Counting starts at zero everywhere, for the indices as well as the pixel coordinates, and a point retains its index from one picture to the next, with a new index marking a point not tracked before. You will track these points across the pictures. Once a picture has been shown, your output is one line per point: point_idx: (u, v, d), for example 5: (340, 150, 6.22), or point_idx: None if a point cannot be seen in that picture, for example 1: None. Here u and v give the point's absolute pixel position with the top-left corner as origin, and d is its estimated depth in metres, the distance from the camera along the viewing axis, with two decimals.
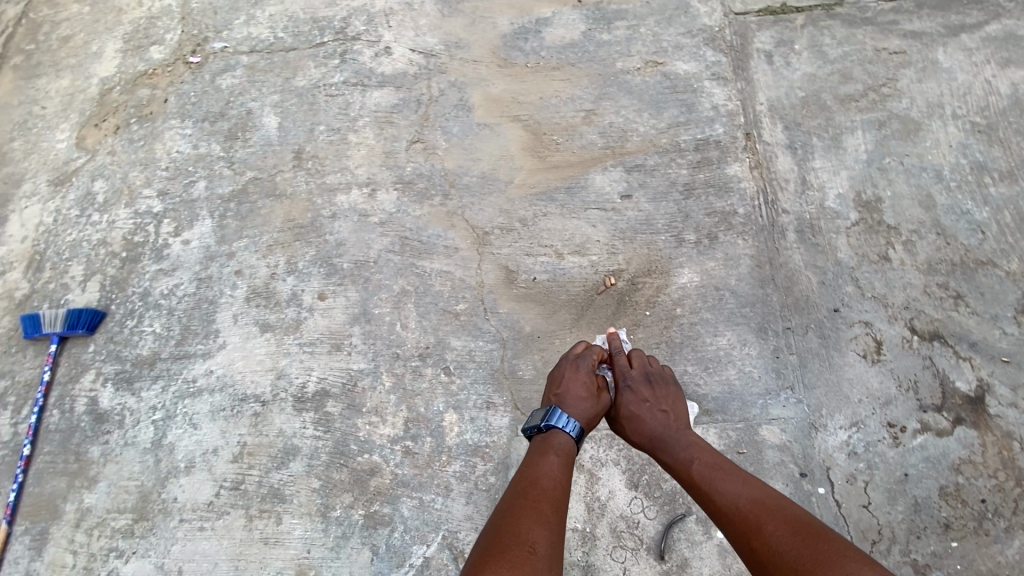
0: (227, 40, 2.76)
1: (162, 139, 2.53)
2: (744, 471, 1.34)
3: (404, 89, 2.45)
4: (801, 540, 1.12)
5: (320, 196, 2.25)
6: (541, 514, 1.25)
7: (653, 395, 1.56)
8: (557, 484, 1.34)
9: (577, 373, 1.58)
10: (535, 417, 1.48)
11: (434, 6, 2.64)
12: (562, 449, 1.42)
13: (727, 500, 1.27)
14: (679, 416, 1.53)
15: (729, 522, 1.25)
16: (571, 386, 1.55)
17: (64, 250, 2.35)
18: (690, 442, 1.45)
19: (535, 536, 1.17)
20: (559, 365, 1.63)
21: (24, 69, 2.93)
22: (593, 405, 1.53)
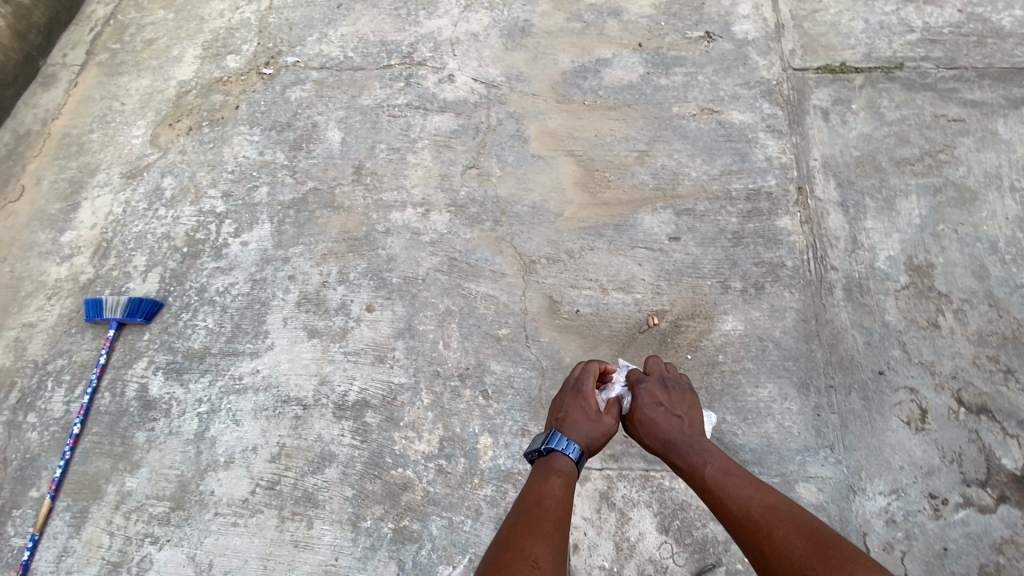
0: (299, 55, 2.90)
1: (230, 143, 2.66)
2: (759, 479, 1.31)
3: (464, 116, 2.54)
4: (813, 544, 1.09)
5: (376, 212, 2.35)
6: (546, 532, 1.20)
7: (668, 400, 1.55)
8: (561, 503, 1.29)
9: (579, 396, 1.55)
10: (535, 440, 1.45)
11: (499, 38, 2.75)
12: (562, 470, 1.37)
13: (739, 504, 1.25)
14: (694, 421, 1.51)
15: (740, 525, 1.22)
16: (573, 410, 1.52)
17: (130, 240, 2.47)
18: (703, 447, 1.43)
19: (539, 552, 1.13)
20: (560, 391, 1.61)
21: (108, 66, 3.12)
22: (596, 427, 1.48)
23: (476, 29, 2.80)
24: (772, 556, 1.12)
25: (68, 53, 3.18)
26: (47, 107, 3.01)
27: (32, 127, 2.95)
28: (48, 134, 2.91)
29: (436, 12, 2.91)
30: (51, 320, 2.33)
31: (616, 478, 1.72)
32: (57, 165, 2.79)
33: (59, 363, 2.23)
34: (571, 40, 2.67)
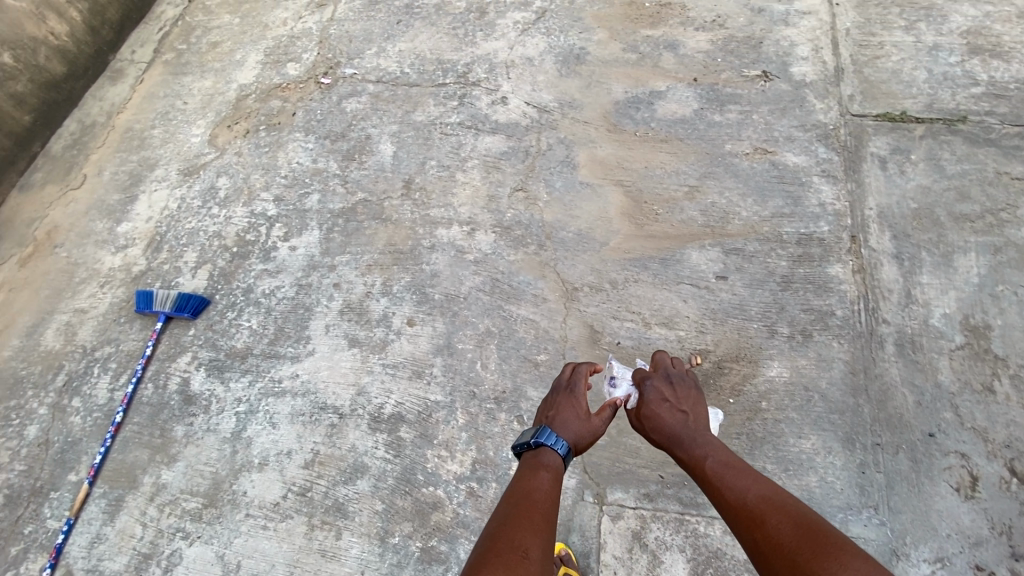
0: (357, 68, 2.98)
1: (285, 148, 2.73)
2: (755, 470, 1.37)
3: (515, 138, 2.57)
4: (805, 533, 1.15)
5: (422, 227, 2.38)
6: (534, 525, 1.26)
7: (673, 395, 1.60)
8: (550, 498, 1.35)
9: (570, 399, 1.61)
10: (525, 434, 1.50)
11: (554, 64, 2.78)
12: (551, 467, 1.42)
13: (735, 494, 1.31)
14: (698, 416, 1.55)
15: (735, 514, 1.28)
16: (564, 411, 1.58)
17: (182, 235, 2.54)
18: (704, 439, 1.49)
19: (528, 544, 1.19)
20: (550, 394, 1.67)
21: (174, 65, 3.24)
22: (584, 427, 1.53)
23: (531, 53, 2.85)
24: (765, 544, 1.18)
25: (136, 50, 3.31)
26: (113, 100, 3.13)
27: (98, 119, 3.07)
28: (112, 127, 3.03)
29: (493, 34, 2.96)
30: (102, 308, 2.41)
31: (650, 519, 1.70)
32: (118, 157, 2.90)
33: (106, 350, 2.29)
34: (626, 71, 2.69)
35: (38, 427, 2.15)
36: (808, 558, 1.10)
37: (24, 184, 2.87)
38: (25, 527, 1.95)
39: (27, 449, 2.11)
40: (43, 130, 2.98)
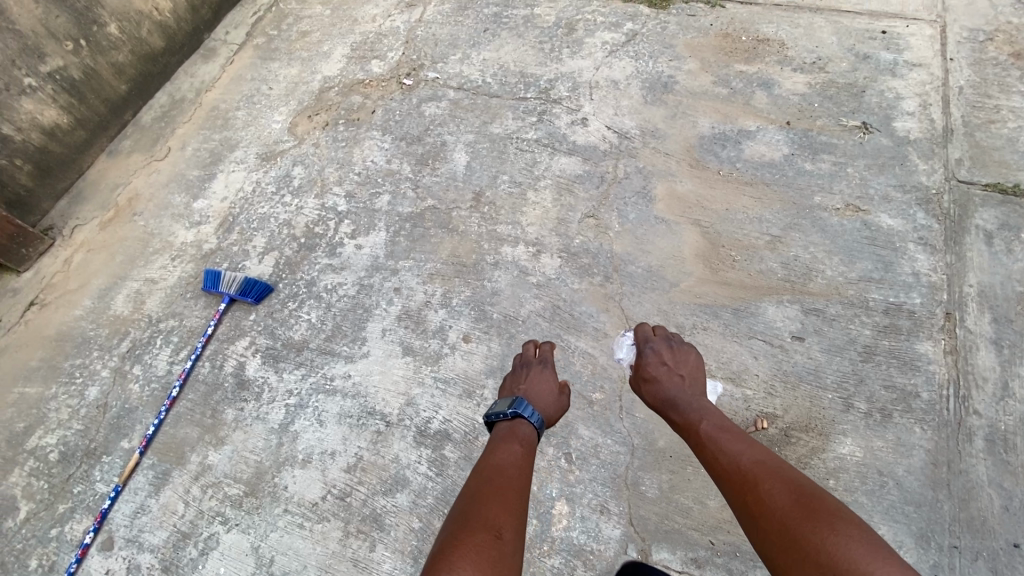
0: (440, 72, 2.99)
1: (362, 145, 2.76)
2: (752, 439, 1.45)
3: (591, 162, 2.51)
4: (795, 496, 1.22)
5: (488, 242, 2.36)
6: (507, 504, 1.35)
7: (672, 362, 1.76)
8: (521, 471, 1.47)
9: (540, 375, 1.81)
10: (503, 405, 1.66)
11: (639, 90, 2.71)
12: (524, 436, 1.60)
13: (730, 459, 1.40)
14: (694, 383, 1.70)
15: (730, 477, 1.37)
16: (534, 386, 1.78)
17: (253, 219, 2.60)
18: (704, 408, 1.60)
19: (502, 522, 1.28)
20: (519, 368, 1.86)
21: (264, 50, 3.33)
22: (553, 401, 1.75)
23: (617, 76, 2.78)
24: (755, 505, 1.26)
25: (230, 32, 3.42)
26: (203, 78, 3.24)
27: (187, 95, 3.18)
28: (199, 104, 3.13)
29: (579, 53, 2.92)
30: (171, 281, 2.48)
31: None
32: (202, 133, 3.00)
33: (170, 323, 2.36)
34: (715, 105, 2.59)
35: (99, 389, 2.24)
36: (797, 519, 1.17)
37: (112, 150, 2.99)
38: (77, 486, 2.03)
39: (87, 410, 2.19)
40: (136, 100, 3.09)
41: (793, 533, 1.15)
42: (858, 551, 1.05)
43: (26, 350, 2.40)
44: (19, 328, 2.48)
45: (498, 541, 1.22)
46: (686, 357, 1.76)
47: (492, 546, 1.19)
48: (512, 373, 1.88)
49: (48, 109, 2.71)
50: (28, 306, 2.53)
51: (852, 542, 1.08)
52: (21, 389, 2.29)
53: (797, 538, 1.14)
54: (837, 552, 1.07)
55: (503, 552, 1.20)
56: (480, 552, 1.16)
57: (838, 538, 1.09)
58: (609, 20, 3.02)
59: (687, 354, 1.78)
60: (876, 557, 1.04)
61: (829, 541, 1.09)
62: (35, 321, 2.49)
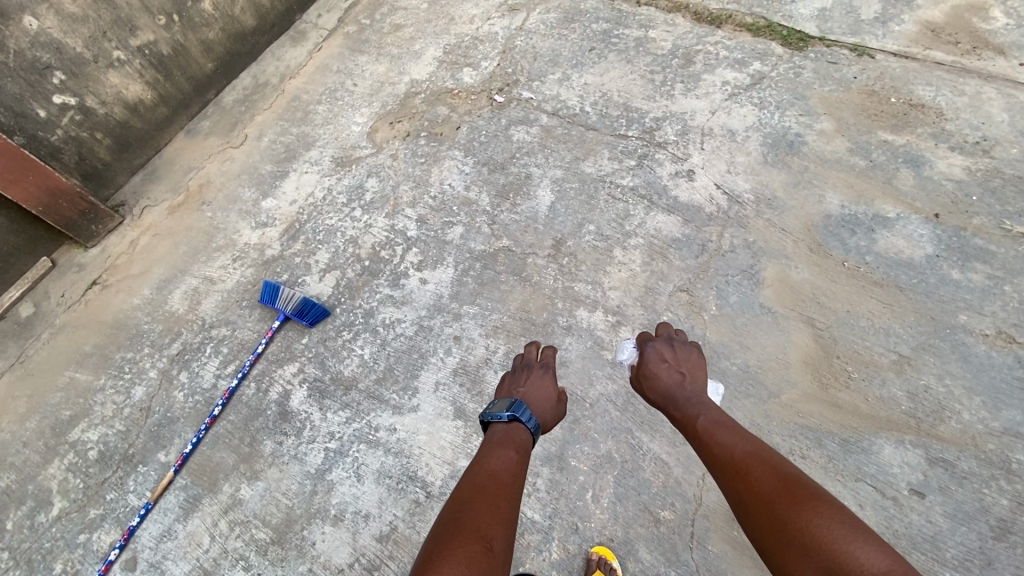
0: (535, 92, 2.74)
1: (441, 165, 2.58)
2: (744, 429, 1.43)
3: (692, 225, 2.22)
4: (782, 481, 1.22)
5: (563, 301, 2.12)
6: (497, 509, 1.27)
7: (672, 359, 1.70)
8: (513, 476, 1.40)
9: (540, 379, 1.74)
10: (500, 407, 1.57)
11: (759, 146, 2.38)
12: (519, 442, 1.51)
13: (723, 450, 1.39)
14: (694, 380, 1.64)
15: (722, 467, 1.36)
16: (533, 389, 1.70)
17: (320, 230, 2.47)
18: (701, 401, 1.58)
19: (493, 533, 1.19)
20: (520, 370, 1.79)
21: (353, 40, 3.16)
22: (552, 408, 1.67)
23: (735, 125, 2.45)
24: (747, 494, 1.25)
25: (323, 16, 3.29)
26: (289, 62, 3.12)
27: (271, 79, 3.07)
28: (282, 91, 3.02)
29: (694, 90, 2.59)
30: (229, 284, 2.39)
31: None
32: (280, 124, 2.88)
33: (222, 332, 2.27)
34: (849, 178, 2.23)
35: (145, 390, 2.18)
36: (784, 505, 1.17)
37: (191, 129, 2.92)
38: (110, 493, 1.98)
39: (130, 411, 2.14)
40: (220, 79, 3.01)
41: (781, 521, 1.14)
42: (841, 532, 1.05)
43: (82, 333, 2.38)
44: (78, 307, 2.46)
45: (489, 551, 1.14)
46: (685, 354, 1.70)
47: (483, 558, 1.10)
48: (511, 374, 1.81)
49: (133, 84, 2.64)
50: (90, 285, 2.51)
51: (839, 527, 1.08)
52: (73, 374, 2.27)
53: (783, 524, 1.13)
54: (823, 537, 1.07)
55: (494, 563, 1.12)
56: (471, 563, 1.08)
57: (824, 524, 1.08)
58: (733, 55, 2.68)
59: (686, 352, 1.71)
60: (861, 540, 1.04)
61: (815, 526, 1.09)
62: (95, 302, 2.46)
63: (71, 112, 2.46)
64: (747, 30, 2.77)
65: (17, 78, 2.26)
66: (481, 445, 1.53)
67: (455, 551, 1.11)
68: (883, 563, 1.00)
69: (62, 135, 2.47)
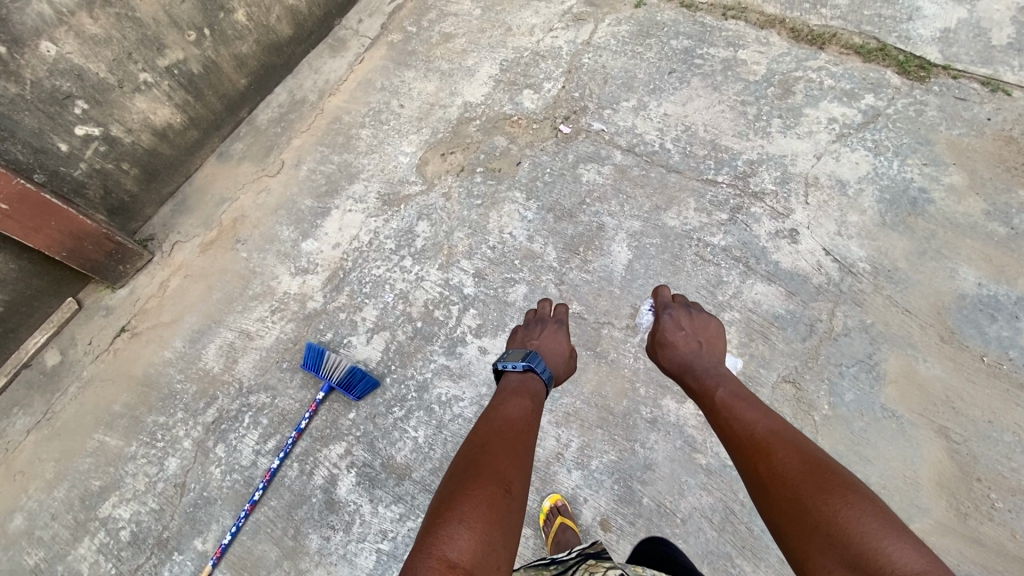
0: (607, 123, 2.41)
1: (500, 209, 2.30)
2: (766, 407, 1.36)
3: (797, 298, 1.91)
4: (808, 466, 1.13)
5: (646, 386, 1.85)
6: (516, 457, 1.26)
7: (690, 327, 1.69)
8: (529, 424, 1.40)
9: (555, 333, 1.76)
10: (515, 357, 1.61)
11: (874, 202, 2.05)
12: (534, 392, 1.54)
13: (746, 429, 1.31)
14: (710, 350, 1.63)
15: (743, 446, 1.28)
16: (547, 343, 1.73)
17: (366, 282, 2.23)
18: (718, 371, 1.56)
19: (512, 479, 1.19)
20: (534, 324, 1.81)
21: (399, 51, 2.86)
22: (566, 362, 1.70)
23: (845, 174, 2.11)
24: (768, 476, 1.17)
25: (363, 21, 2.98)
26: (328, 76, 2.85)
27: (309, 95, 2.80)
28: (321, 110, 2.75)
29: (794, 128, 2.25)
30: (267, 341, 2.17)
31: None
32: (319, 150, 2.62)
33: (261, 399, 2.06)
34: (986, 250, 1.91)
35: (178, 462, 1.99)
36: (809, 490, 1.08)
37: (223, 152, 2.68)
38: None
39: (164, 486, 1.96)
40: (253, 96, 2.74)
41: (803, 506, 1.06)
42: (870, 524, 0.96)
43: (111, 389, 2.19)
44: (106, 357, 2.27)
45: (508, 497, 1.14)
46: (701, 322, 1.70)
47: (502, 501, 1.11)
48: (524, 329, 1.83)
49: (161, 107, 2.39)
50: (119, 333, 2.31)
51: (868, 517, 0.98)
52: (102, 437, 2.09)
53: (804, 509, 1.05)
54: (850, 528, 0.97)
55: (511, 507, 1.12)
56: (490, 508, 1.09)
57: (852, 514, 0.99)
58: (841, 86, 2.31)
59: (703, 321, 1.71)
60: (893, 535, 0.94)
61: (842, 515, 1.00)
62: (124, 352, 2.27)
63: (95, 143, 2.23)
64: (856, 54, 2.40)
65: (35, 110, 2.03)
66: (497, 391, 1.56)
67: (474, 493, 1.11)
68: (915, 560, 0.90)
69: (86, 169, 2.25)
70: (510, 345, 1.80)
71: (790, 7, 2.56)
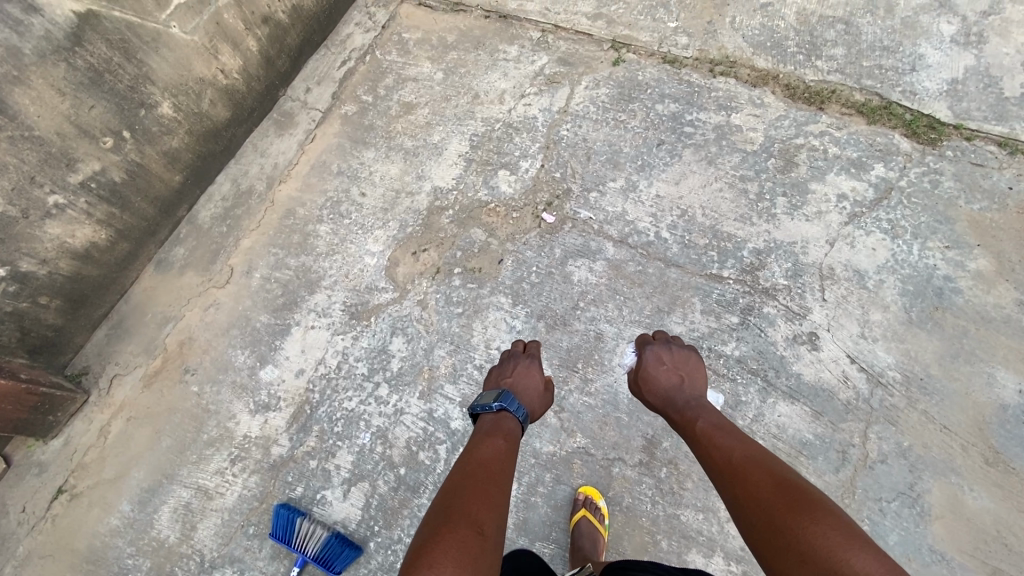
0: (594, 209, 2.18)
1: (483, 319, 2.04)
2: (743, 432, 1.41)
3: (825, 420, 1.72)
4: (779, 486, 1.19)
5: (668, 538, 1.67)
6: (489, 499, 1.27)
7: (671, 361, 1.67)
8: (502, 464, 1.40)
9: (529, 369, 1.73)
10: (487, 398, 1.58)
11: (898, 296, 1.85)
12: (508, 432, 1.52)
13: (721, 452, 1.35)
14: (693, 384, 1.61)
15: (720, 470, 1.33)
16: (520, 379, 1.70)
17: (337, 418, 1.95)
18: (699, 403, 1.56)
19: (486, 519, 1.20)
20: (506, 361, 1.77)
21: (355, 126, 2.56)
22: (541, 397, 1.67)
23: (862, 263, 1.91)
24: (743, 497, 1.22)
25: (312, 90, 2.67)
26: (277, 159, 2.53)
27: (256, 183, 2.48)
28: (271, 202, 2.43)
29: (802, 208, 2.04)
30: (229, 501, 1.91)
31: None
32: (272, 253, 2.31)
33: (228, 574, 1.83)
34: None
35: None
36: (781, 511, 1.13)
37: (162, 260, 2.37)
38: None
39: None
40: (192, 190, 2.42)
41: (777, 526, 1.11)
42: (838, 540, 1.02)
43: (52, 568, 1.91)
44: (43, 528, 1.96)
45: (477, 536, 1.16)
46: (683, 355, 1.67)
47: (474, 541, 1.13)
48: (498, 366, 1.79)
49: (80, 228, 2.06)
50: (54, 496, 2.00)
51: (837, 534, 1.05)
52: None
53: (780, 529, 1.10)
54: (822, 546, 1.04)
55: (485, 547, 1.14)
56: (463, 548, 1.10)
57: (821, 532, 1.05)
58: (847, 154, 2.11)
59: (684, 354, 1.69)
60: (859, 550, 1.01)
61: (812, 534, 1.05)
62: (63, 520, 1.97)
63: (2, 285, 1.90)
64: (858, 113, 2.19)
65: None
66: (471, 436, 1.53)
67: (450, 535, 1.13)
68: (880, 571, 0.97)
69: None
70: (486, 385, 1.76)
71: (782, 60, 2.35)
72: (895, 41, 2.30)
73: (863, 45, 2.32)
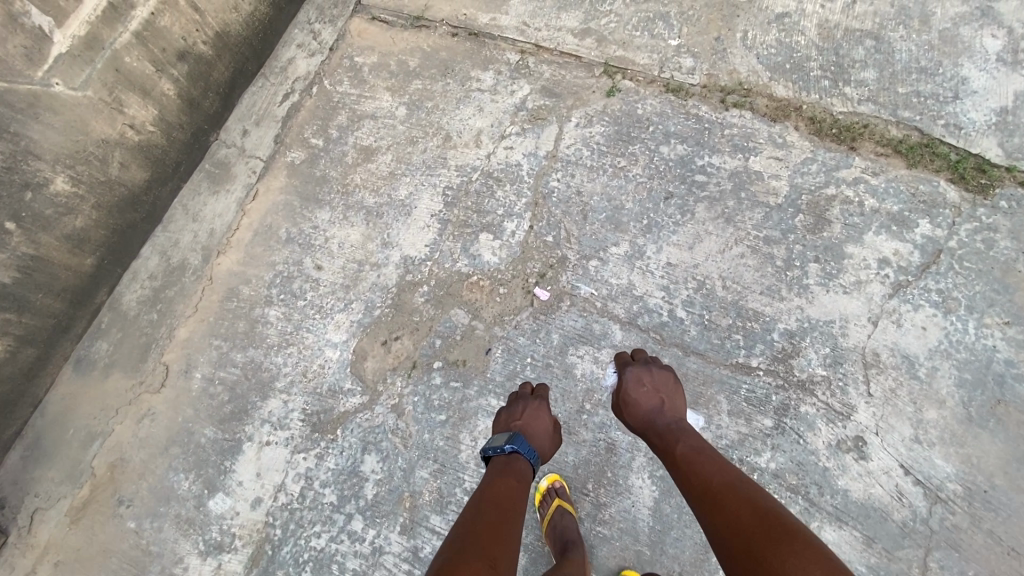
0: (595, 282, 1.84)
1: (472, 428, 1.72)
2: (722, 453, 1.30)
3: (878, 547, 1.51)
4: (757, 512, 1.11)
5: None
6: (498, 540, 1.14)
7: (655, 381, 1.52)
8: (515, 504, 1.27)
9: (538, 409, 1.55)
10: (497, 439, 1.44)
11: (954, 386, 1.60)
12: (521, 474, 1.37)
13: (697, 474, 1.25)
14: (674, 407, 1.45)
15: (696, 493, 1.23)
16: (532, 421, 1.52)
17: (305, 561, 1.67)
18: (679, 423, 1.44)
19: (496, 557, 1.08)
20: (513, 402, 1.61)
21: (304, 177, 2.13)
22: (553, 439, 1.52)
23: (911, 347, 1.65)
24: (720, 524, 1.13)
25: (249, 131, 2.20)
26: (211, 223, 2.10)
27: (189, 256, 2.07)
28: (208, 280, 2.03)
29: (838, 278, 1.74)
30: None
31: None
32: (214, 346, 1.94)
33: None
34: None
35: None
36: (758, 542, 1.05)
37: (81, 358, 1.97)
38: None
39: None
40: (110, 272, 2.01)
41: (755, 558, 1.03)
42: None
43: None
44: None
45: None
46: (664, 376, 1.51)
47: None
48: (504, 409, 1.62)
49: None
50: None
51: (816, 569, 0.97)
52: None
53: (757, 562, 1.02)
54: None
55: None
56: None
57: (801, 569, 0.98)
58: (886, 207, 1.81)
59: (664, 373, 1.52)
60: None
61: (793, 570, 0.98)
62: None
63: None
64: (897, 152, 1.87)
65: None
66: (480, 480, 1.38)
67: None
68: None
69: None
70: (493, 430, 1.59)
71: (805, 87, 1.98)
72: (934, 61, 1.95)
73: (898, 66, 1.97)
